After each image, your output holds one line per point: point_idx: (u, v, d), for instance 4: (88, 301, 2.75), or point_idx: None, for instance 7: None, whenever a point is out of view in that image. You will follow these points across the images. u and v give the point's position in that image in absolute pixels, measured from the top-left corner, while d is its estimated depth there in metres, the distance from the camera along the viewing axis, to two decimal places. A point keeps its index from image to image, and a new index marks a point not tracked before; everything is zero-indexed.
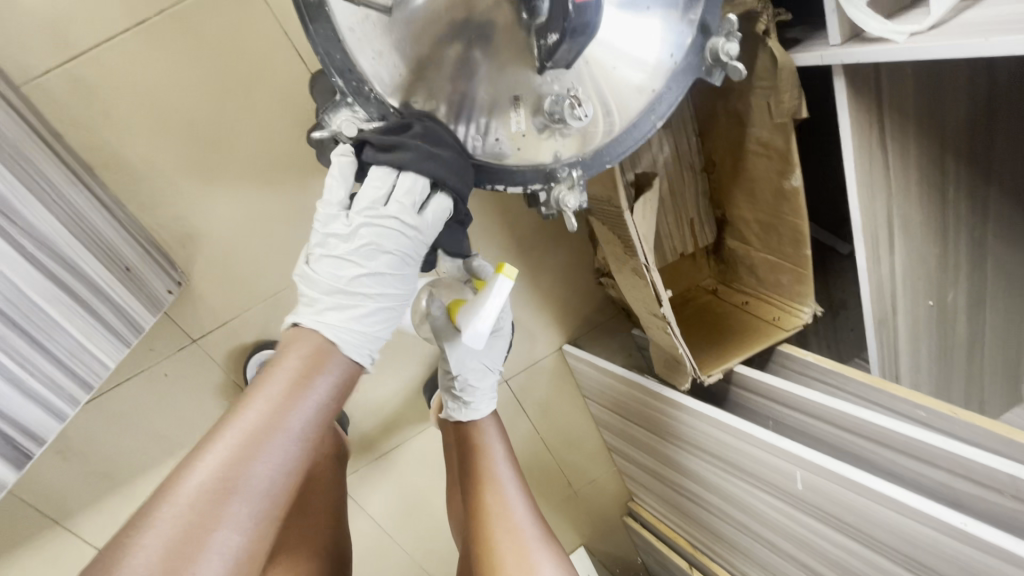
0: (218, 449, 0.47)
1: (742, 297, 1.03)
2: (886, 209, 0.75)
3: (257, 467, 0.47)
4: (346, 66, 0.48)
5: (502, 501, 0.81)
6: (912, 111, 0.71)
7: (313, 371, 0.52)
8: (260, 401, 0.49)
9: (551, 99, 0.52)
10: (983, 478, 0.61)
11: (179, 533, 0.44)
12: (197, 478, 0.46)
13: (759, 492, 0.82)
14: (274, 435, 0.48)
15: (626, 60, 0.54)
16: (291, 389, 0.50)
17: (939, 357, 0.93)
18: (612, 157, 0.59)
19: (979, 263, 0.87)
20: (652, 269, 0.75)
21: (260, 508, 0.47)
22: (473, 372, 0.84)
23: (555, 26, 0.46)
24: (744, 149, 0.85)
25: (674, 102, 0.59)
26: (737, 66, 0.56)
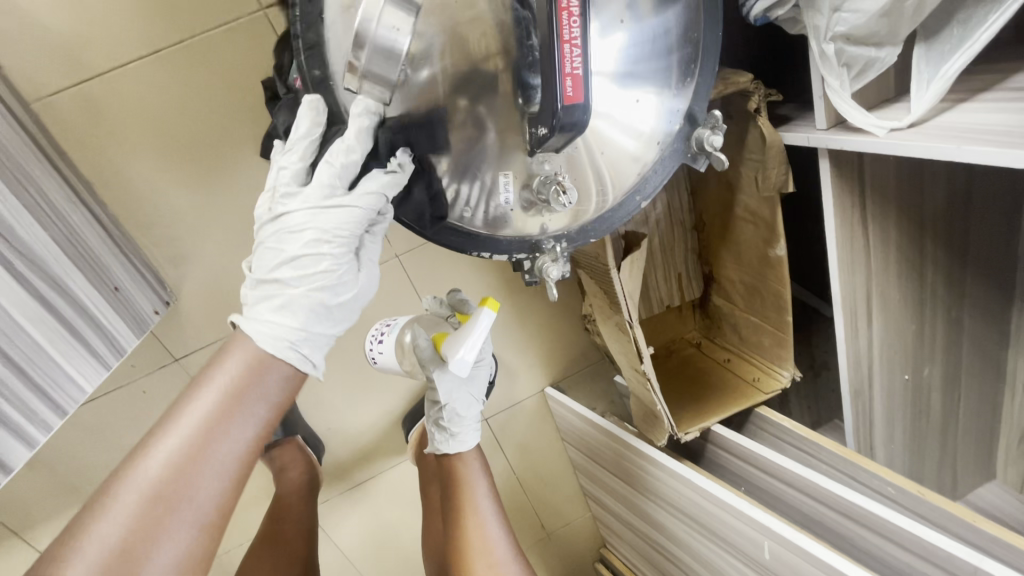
0: (222, 372, 0.48)
1: (724, 354, 1.04)
2: (865, 285, 0.78)
3: (238, 428, 0.47)
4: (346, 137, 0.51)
5: (484, 536, 0.78)
6: (893, 195, 0.73)
7: (292, 319, 0.52)
8: (259, 325, 0.51)
9: (539, 179, 0.55)
10: (946, 564, 0.61)
11: (158, 490, 0.43)
12: (194, 418, 0.46)
13: (728, 555, 0.82)
14: (277, 357, 0.50)
15: (619, 144, 0.57)
16: (283, 327, 0.51)
17: (914, 430, 0.94)
18: (596, 234, 0.62)
19: (955, 341, 0.89)
20: (635, 327, 0.77)
21: (202, 515, 0.45)
22: (460, 402, 0.82)
23: (544, 120, 0.49)
24: (733, 213, 0.87)
25: (660, 183, 0.61)
26: (720, 157, 0.59)
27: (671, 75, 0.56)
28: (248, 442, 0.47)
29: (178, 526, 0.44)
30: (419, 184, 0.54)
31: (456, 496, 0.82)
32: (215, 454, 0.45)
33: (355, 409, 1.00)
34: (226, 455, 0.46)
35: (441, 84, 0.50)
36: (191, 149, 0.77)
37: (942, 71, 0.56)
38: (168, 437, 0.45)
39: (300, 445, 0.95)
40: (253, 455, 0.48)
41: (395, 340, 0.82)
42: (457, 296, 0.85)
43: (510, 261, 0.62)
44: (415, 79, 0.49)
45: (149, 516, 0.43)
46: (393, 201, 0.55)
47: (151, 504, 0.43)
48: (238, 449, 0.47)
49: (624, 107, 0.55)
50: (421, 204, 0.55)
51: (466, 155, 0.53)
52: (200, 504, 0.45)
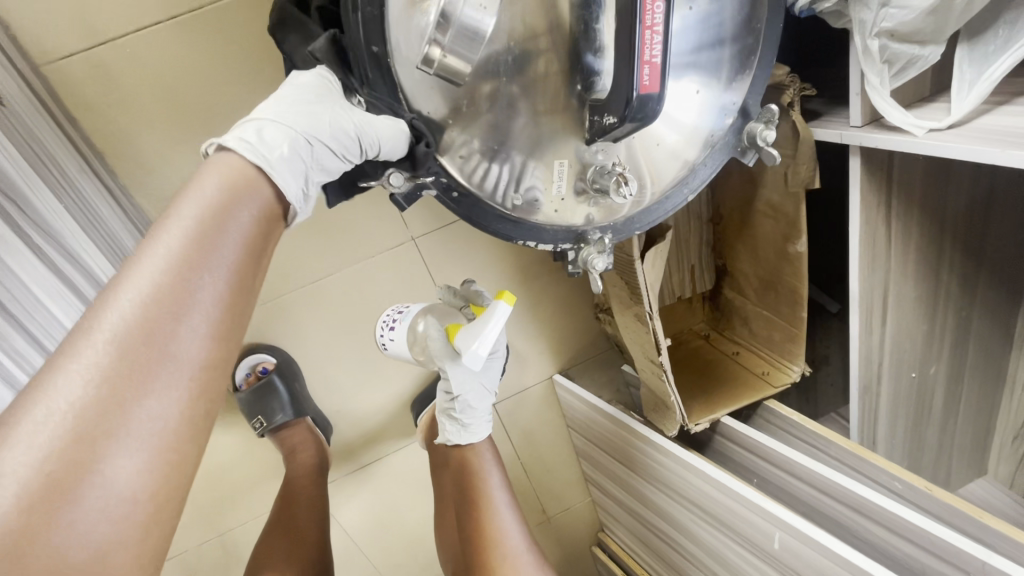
0: (121, 304, 0.36)
1: (733, 347, 1.05)
2: (883, 283, 0.78)
3: (166, 369, 0.36)
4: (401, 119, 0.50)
5: (499, 526, 0.79)
6: (918, 195, 0.73)
7: (220, 220, 0.41)
8: (168, 236, 0.40)
9: (595, 167, 0.55)
10: (953, 558, 0.63)
11: (55, 469, 0.32)
12: (97, 358, 0.34)
13: (734, 545, 0.84)
14: (199, 273, 0.39)
15: (673, 136, 0.56)
16: (197, 241, 0.40)
17: (916, 426, 0.96)
18: (640, 226, 0.62)
19: (962, 341, 0.90)
20: (655, 318, 0.77)
21: (167, 421, 0.36)
22: (472, 394, 0.81)
23: (613, 109, 0.48)
24: (753, 207, 0.87)
25: (707, 177, 0.61)
26: (772, 153, 0.58)
27: (726, 69, 0.56)
28: (185, 389, 0.37)
29: (98, 509, 0.32)
30: (462, 165, 0.53)
31: (467, 486, 0.83)
32: (134, 410, 0.34)
33: (363, 391, 1.00)
34: (149, 416, 0.35)
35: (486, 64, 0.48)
36: (205, 121, 0.74)
37: (988, 72, 0.56)
38: (52, 399, 0.33)
39: (310, 427, 0.94)
40: (191, 413, 0.37)
41: (406, 328, 0.81)
42: (472, 286, 0.85)
43: (554, 252, 0.62)
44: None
45: (45, 506, 0.31)
46: (443, 185, 0.54)
47: (47, 488, 0.31)
48: (200, 347, 0.38)
49: (684, 100, 0.55)
50: (469, 187, 0.54)
51: (512, 140, 0.52)
52: (125, 483, 0.33)
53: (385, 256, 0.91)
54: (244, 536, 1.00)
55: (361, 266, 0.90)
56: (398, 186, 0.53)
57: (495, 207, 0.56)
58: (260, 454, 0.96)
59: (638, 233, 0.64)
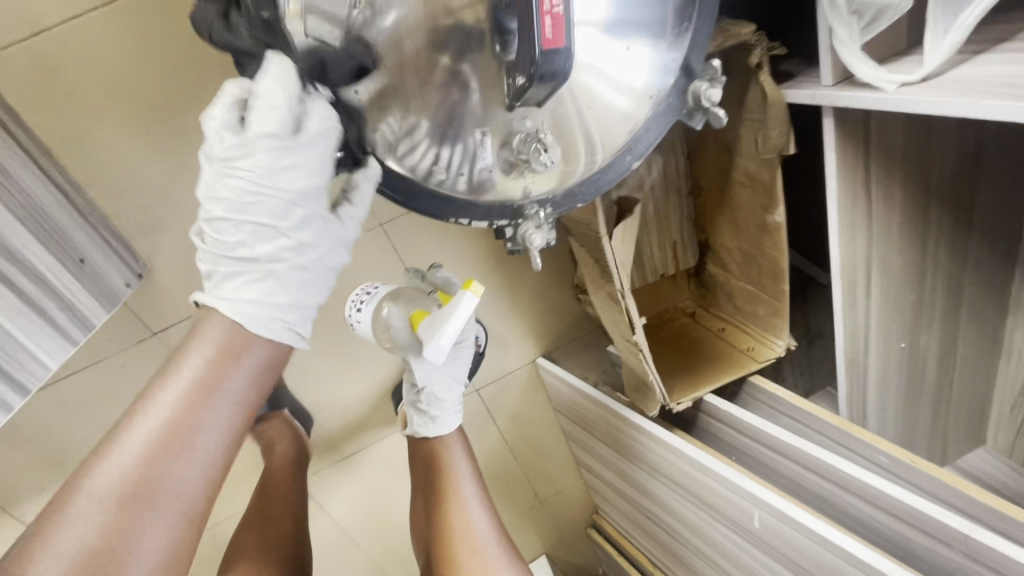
0: (124, 454, 0.42)
1: (718, 323, 1.03)
2: (866, 251, 0.75)
3: (155, 517, 0.41)
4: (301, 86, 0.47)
5: (467, 519, 0.77)
6: (899, 157, 0.70)
7: (225, 367, 0.45)
8: (167, 387, 0.43)
9: (522, 137, 0.51)
10: (935, 531, 0.61)
11: (122, 495, 0.41)
12: (92, 515, 0.40)
13: (717, 524, 0.82)
14: (193, 429, 0.43)
15: (603, 98, 0.52)
16: (197, 395, 0.43)
17: (908, 397, 0.93)
18: (583, 198, 0.59)
19: (953, 308, 0.87)
20: (627, 296, 0.74)
21: (208, 475, 0.44)
22: (440, 385, 0.81)
23: (521, 69, 0.45)
24: (730, 177, 0.84)
25: (652, 143, 0.58)
26: (718, 114, 0.55)
27: (667, 24, 0.52)
28: (226, 426, 0.45)
29: (163, 516, 0.42)
30: (389, 144, 0.51)
31: (437, 480, 0.81)
32: (164, 494, 0.42)
33: (342, 382, 0.99)
34: (181, 486, 0.42)
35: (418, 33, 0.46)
36: (155, 111, 0.72)
37: (959, 19, 0.52)
38: (124, 443, 0.42)
39: (287, 418, 0.95)
40: (213, 477, 0.44)
41: (374, 311, 0.79)
42: (439, 271, 0.84)
43: (490, 229, 0.59)
44: (380, 26, 0.45)
45: (121, 522, 0.40)
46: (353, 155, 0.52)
47: (120, 510, 0.40)
48: (153, 425, 0.42)
49: (611, 56, 0.50)
50: (401, 170, 0.53)
51: (443, 114, 0.49)
52: (180, 490, 0.42)
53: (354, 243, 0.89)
54: (232, 529, 1.00)
55: None
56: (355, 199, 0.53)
57: (424, 186, 0.54)
58: (242, 449, 0.96)
59: (583, 206, 0.61)
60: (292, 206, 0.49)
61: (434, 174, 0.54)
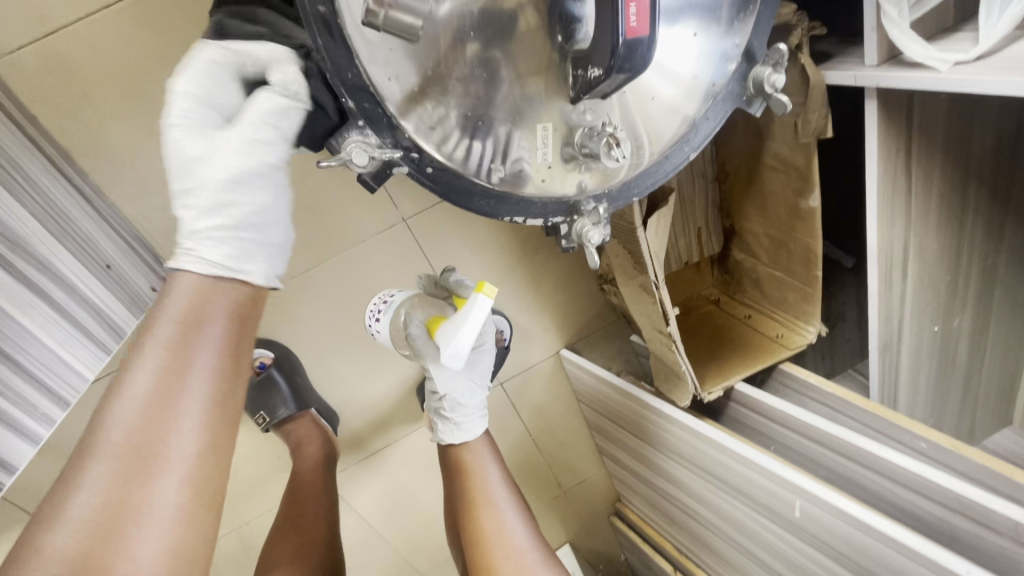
0: (119, 414, 0.41)
1: (744, 310, 1.01)
2: (904, 234, 0.74)
3: (167, 468, 0.41)
4: (358, 84, 0.46)
5: (502, 525, 0.76)
6: (940, 138, 0.68)
7: (207, 318, 0.45)
8: (149, 343, 0.43)
9: (585, 130, 0.51)
10: (983, 518, 0.60)
11: (127, 455, 0.40)
12: (100, 479, 0.39)
13: (753, 513, 0.82)
14: (183, 377, 0.43)
15: (669, 87, 0.51)
16: (180, 345, 0.43)
17: (938, 380, 0.92)
18: (638, 192, 0.58)
19: (987, 290, 0.86)
20: (661, 287, 0.73)
21: (209, 425, 0.43)
22: (461, 391, 0.80)
23: (597, 61, 0.43)
24: (760, 162, 0.82)
25: (710, 132, 0.57)
26: (782, 99, 0.54)
27: (727, 11, 0.50)
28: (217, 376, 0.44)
29: (171, 475, 0.41)
30: (437, 138, 0.49)
31: (467, 487, 0.80)
32: (170, 449, 0.41)
33: (367, 380, 0.98)
34: (184, 440, 0.42)
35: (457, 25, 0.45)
36: None
37: None
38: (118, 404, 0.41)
39: (314, 418, 0.93)
40: (218, 428, 0.44)
41: (391, 318, 0.79)
42: (451, 273, 0.83)
43: (545, 226, 0.58)
44: (436, 17, 0.43)
45: (132, 481, 0.40)
46: (415, 161, 0.50)
47: (129, 469, 0.40)
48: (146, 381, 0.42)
49: (680, 44, 0.49)
50: (444, 162, 0.50)
51: (496, 108, 0.48)
52: (186, 445, 0.42)
53: (376, 240, 0.88)
54: (260, 528, 1.00)
55: (354, 251, 0.87)
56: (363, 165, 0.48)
57: (477, 184, 0.53)
58: (268, 449, 0.95)
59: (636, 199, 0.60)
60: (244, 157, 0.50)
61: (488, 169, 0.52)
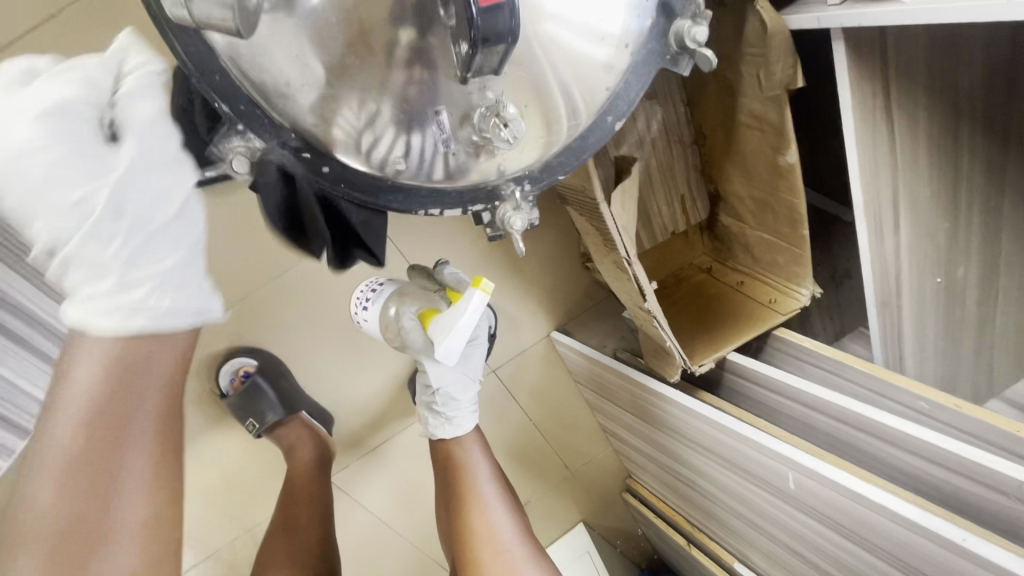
0: (40, 490, 0.37)
1: (737, 277, 0.97)
2: (891, 184, 0.69)
3: (113, 545, 0.38)
4: (228, 87, 0.45)
5: (489, 520, 0.75)
6: (922, 77, 0.63)
7: (128, 370, 0.41)
8: (65, 400, 0.39)
9: (482, 111, 0.47)
10: (985, 478, 0.57)
11: (61, 526, 0.37)
12: (30, 566, 0.36)
13: (752, 486, 0.80)
14: (116, 473, 0.39)
15: (575, 54, 0.47)
16: (105, 397, 0.39)
17: (947, 334, 0.88)
18: (564, 171, 0.56)
19: (992, 235, 0.80)
20: (634, 263, 0.70)
21: (150, 481, 0.40)
22: (455, 384, 0.79)
23: (463, 34, 0.40)
24: (735, 120, 0.78)
25: (634, 98, 0.53)
26: (707, 55, 0.50)
27: None
28: (150, 436, 0.41)
29: (116, 550, 0.38)
30: (350, 144, 0.49)
31: (456, 484, 0.79)
32: (113, 518, 0.38)
33: (357, 378, 0.98)
34: (126, 511, 0.39)
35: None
36: None
37: None
38: (36, 472, 0.38)
39: (305, 421, 0.92)
40: (160, 496, 0.41)
41: (380, 308, 0.76)
42: (445, 268, 0.80)
43: (467, 215, 0.56)
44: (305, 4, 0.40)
45: (69, 560, 0.37)
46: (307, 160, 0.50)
47: (61, 548, 0.37)
48: (61, 443, 0.38)
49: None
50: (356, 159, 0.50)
51: (417, 97, 0.45)
52: (129, 518, 0.39)
53: None
54: None
55: None
56: (246, 170, 0.50)
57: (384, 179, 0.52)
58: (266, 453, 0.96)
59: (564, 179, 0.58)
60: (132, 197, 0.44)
61: (392, 166, 0.51)
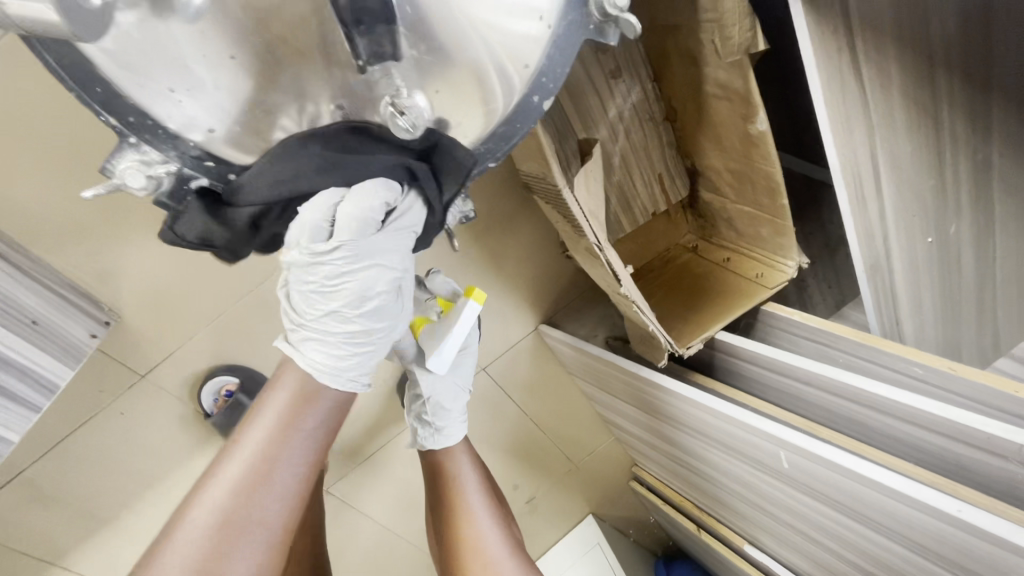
0: (220, 485, 0.51)
1: (723, 254, 0.94)
2: (867, 144, 0.66)
3: (249, 536, 0.51)
4: (112, 98, 0.42)
5: (476, 531, 0.76)
6: (889, 28, 0.60)
7: (303, 410, 0.54)
8: (258, 425, 0.52)
9: (386, 100, 0.46)
10: (983, 444, 0.55)
11: (218, 516, 0.50)
12: (198, 538, 0.50)
13: (749, 468, 0.78)
14: (275, 467, 0.52)
15: (485, 26, 0.45)
16: (286, 424, 0.53)
17: (944, 296, 0.84)
18: (493, 158, 0.52)
19: (984, 189, 0.77)
20: (606, 247, 0.67)
21: (286, 498, 0.52)
22: (445, 394, 0.76)
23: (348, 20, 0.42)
24: (702, 91, 0.75)
25: (562, 74, 0.49)
26: (629, 19, 0.47)
27: None
28: (298, 463, 0.53)
29: (247, 543, 0.51)
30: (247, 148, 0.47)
31: (444, 495, 0.79)
32: (252, 521, 0.51)
33: None
34: (262, 517, 0.51)
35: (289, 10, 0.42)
36: (74, 152, 0.69)
37: None
38: (219, 473, 0.52)
39: None
40: (295, 505, 0.53)
41: None
42: (436, 275, 0.76)
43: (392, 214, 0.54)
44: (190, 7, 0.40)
45: (222, 538, 0.50)
46: (212, 169, 0.47)
47: (219, 532, 0.50)
48: (241, 456, 0.51)
49: None
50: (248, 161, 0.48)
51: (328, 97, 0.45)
52: (266, 517, 0.51)
53: None
54: None
55: None
56: (144, 187, 0.45)
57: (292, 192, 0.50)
58: None
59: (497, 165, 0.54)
60: (374, 259, 0.53)
61: None
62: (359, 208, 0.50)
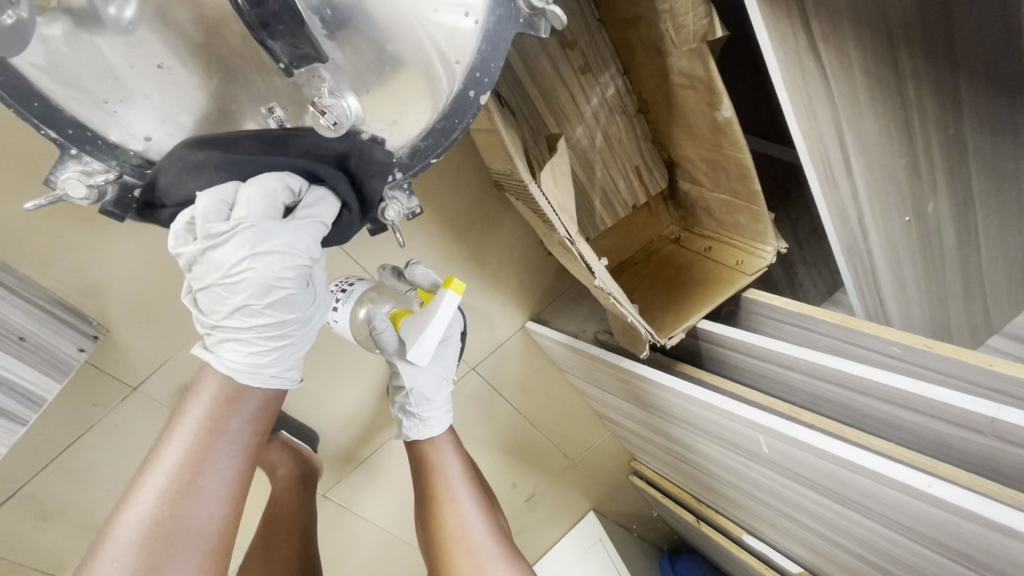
0: (143, 499, 0.49)
1: (705, 243, 0.94)
2: (833, 124, 0.66)
3: (183, 547, 0.49)
4: (48, 111, 0.43)
5: (461, 522, 0.75)
6: (845, 9, 0.60)
7: (227, 413, 0.53)
8: (179, 433, 0.51)
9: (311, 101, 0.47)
10: (958, 419, 0.54)
11: (150, 527, 0.48)
12: (127, 555, 0.47)
13: (735, 454, 0.77)
14: (203, 471, 0.50)
15: (416, 21, 0.47)
16: (208, 429, 0.52)
17: (928, 275, 0.84)
18: (435, 154, 0.54)
19: (959, 165, 0.76)
20: (576, 240, 0.68)
21: (221, 503, 0.51)
22: (427, 385, 0.78)
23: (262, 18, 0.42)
24: (669, 81, 0.75)
25: (498, 68, 0.52)
26: (555, 11, 0.50)
27: None
28: (229, 466, 0.52)
29: (182, 553, 0.49)
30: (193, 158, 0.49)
31: (429, 486, 0.79)
32: (190, 527, 0.49)
33: (335, 392, 0.98)
34: (199, 523, 0.50)
35: (235, 20, 0.43)
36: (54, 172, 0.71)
37: None
38: (146, 486, 0.50)
39: (285, 440, 0.93)
40: (233, 507, 0.52)
41: (349, 309, 0.76)
42: (416, 267, 0.78)
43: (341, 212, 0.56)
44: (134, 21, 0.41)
45: (156, 551, 0.48)
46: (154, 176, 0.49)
47: (150, 544, 0.48)
48: (164, 470, 0.50)
49: None
50: None
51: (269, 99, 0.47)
52: (201, 523, 0.50)
53: None
54: None
55: None
56: (85, 197, 0.46)
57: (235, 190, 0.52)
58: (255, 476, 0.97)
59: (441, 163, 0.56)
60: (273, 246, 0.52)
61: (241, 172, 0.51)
62: (218, 197, 0.50)
